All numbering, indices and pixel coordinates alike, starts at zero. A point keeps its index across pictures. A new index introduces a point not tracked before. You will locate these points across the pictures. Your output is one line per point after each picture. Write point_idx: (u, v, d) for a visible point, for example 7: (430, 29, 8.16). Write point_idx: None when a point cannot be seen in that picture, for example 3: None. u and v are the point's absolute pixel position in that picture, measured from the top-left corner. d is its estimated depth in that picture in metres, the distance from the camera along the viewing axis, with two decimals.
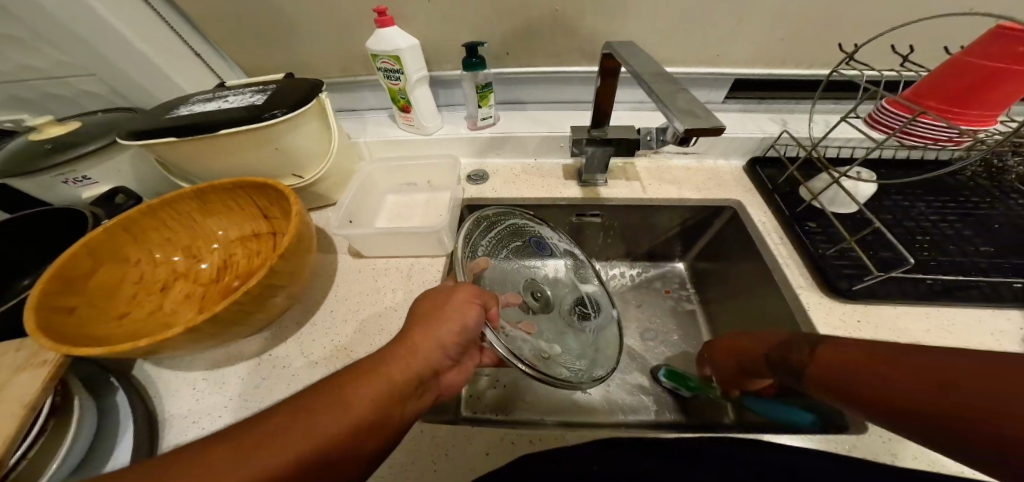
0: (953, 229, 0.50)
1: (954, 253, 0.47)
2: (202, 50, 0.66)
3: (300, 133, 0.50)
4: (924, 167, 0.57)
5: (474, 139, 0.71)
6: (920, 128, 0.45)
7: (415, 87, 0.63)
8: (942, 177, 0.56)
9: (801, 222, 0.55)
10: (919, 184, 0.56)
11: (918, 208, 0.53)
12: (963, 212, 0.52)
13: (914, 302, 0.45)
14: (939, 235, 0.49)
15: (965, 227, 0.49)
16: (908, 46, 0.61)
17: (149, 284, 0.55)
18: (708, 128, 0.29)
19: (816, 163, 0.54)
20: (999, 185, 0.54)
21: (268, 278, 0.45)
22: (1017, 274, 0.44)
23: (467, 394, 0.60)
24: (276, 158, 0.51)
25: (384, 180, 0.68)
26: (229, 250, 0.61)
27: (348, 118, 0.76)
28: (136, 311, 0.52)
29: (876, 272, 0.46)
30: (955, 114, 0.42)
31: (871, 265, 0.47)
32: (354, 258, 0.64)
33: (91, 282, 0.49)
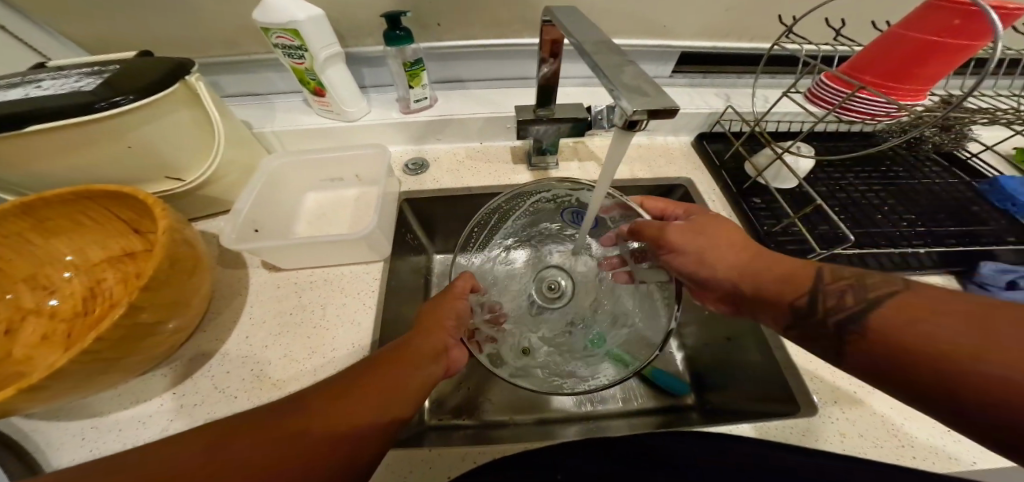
0: (881, 199, 0.50)
1: (882, 223, 0.47)
2: (10, 19, 0.49)
3: (162, 126, 0.39)
4: (855, 139, 0.59)
5: (407, 124, 0.62)
6: (858, 102, 0.44)
7: (326, 68, 0.52)
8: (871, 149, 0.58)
9: (747, 199, 0.53)
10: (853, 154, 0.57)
11: (849, 179, 0.53)
12: (887, 182, 0.52)
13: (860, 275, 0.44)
14: (869, 204, 0.49)
15: (890, 197, 0.50)
16: (839, 20, 0.61)
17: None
18: (658, 107, 0.24)
19: (759, 139, 0.52)
20: (917, 155, 0.57)
21: (146, 315, 0.37)
22: (934, 240, 0.45)
23: (427, 402, 0.55)
24: (132, 158, 0.39)
25: (298, 177, 0.58)
26: (98, 273, 0.50)
27: (249, 103, 0.63)
28: None
29: (820, 250, 0.44)
30: (890, 88, 0.42)
31: (814, 243, 0.44)
32: (270, 272, 0.54)
33: None
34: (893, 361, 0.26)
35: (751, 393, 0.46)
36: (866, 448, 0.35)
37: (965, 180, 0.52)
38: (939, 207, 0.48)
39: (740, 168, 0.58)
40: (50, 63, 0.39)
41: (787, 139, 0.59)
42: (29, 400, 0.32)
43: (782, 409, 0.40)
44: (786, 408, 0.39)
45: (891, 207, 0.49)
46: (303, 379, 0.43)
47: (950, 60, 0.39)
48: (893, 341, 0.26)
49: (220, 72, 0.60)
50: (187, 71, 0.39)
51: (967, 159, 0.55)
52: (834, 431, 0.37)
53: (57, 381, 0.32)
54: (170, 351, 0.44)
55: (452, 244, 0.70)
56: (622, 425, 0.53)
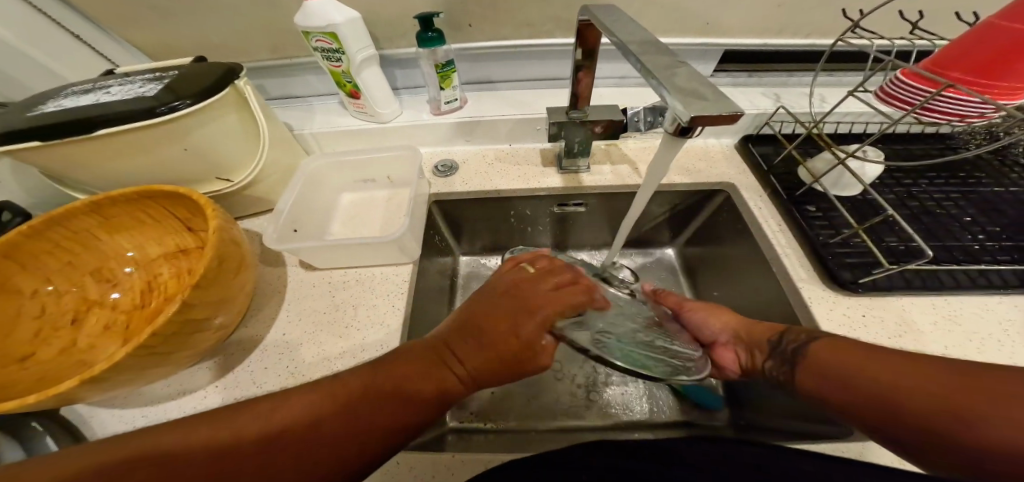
0: (957, 208, 0.45)
1: (960, 235, 0.42)
2: (83, 30, 0.54)
3: (213, 130, 0.41)
4: (925, 141, 0.53)
5: (439, 126, 0.63)
6: (941, 102, 0.40)
7: (361, 69, 0.53)
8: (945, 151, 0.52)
9: (800, 206, 0.49)
10: (924, 158, 0.51)
11: (919, 185, 0.48)
12: (965, 189, 0.47)
13: (929, 292, 0.39)
14: (943, 214, 0.44)
15: (969, 205, 0.45)
16: (909, 11, 0.56)
17: (55, 318, 0.48)
18: (719, 111, 0.22)
19: (818, 141, 0.48)
20: (1001, 159, 0.50)
21: (195, 312, 0.38)
22: (1022, 256, 0.40)
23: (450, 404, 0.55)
24: (186, 161, 0.41)
25: (333, 179, 0.59)
26: (154, 268, 0.54)
27: (290, 106, 0.65)
28: (44, 351, 0.44)
29: (887, 265, 0.40)
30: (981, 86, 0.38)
31: (881, 257, 0.40)
32: (306, 271, 0.56)
33: None
34: (826, 382, 0.30)
35: (795, 418, 0.42)
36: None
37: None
38: None
39: (790, 172, 0.54)
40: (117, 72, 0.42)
41: (848, 141, 0.54)
42: (96, 387, 0.35)
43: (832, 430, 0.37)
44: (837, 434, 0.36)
45: (969, 217, 0.44)
46: (334, 377, 0.44)
47: None
48: (823, 369, 0.30)
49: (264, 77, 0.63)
50: (237, 75, 0.40)
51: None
52: (891, 458, 0.34)
53: (118, 370, 0.34)
54: (216, 343, 0.46)
55: (479, 247, 0.70)
56: (648, 437, 0.51)
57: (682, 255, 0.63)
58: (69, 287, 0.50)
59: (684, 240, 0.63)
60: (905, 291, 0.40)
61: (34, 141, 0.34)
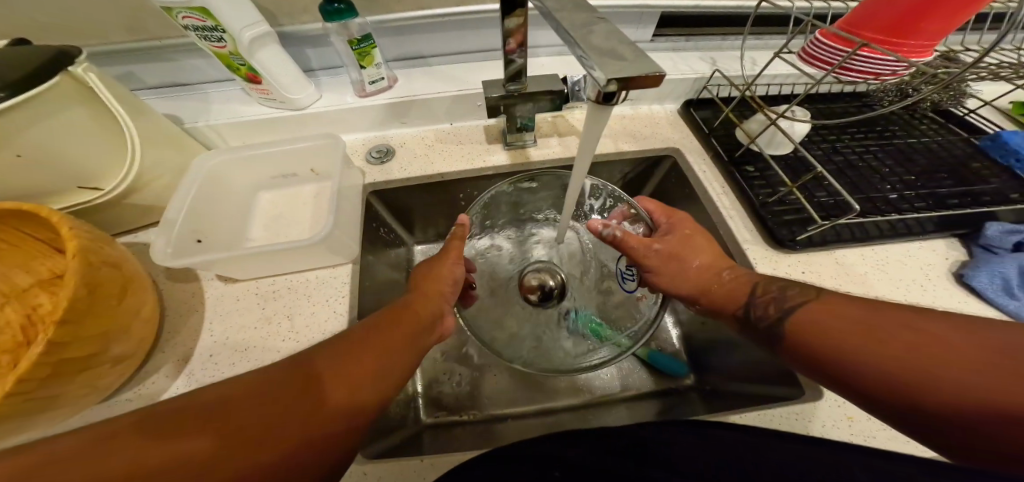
0: (880, 161, 0.47)
1: (886, 185, 0.44)
2: None
3: (55, 128, 0.33)
4: (850, 98, 0.55)
5: (366, 108, 0.56)
6: (859, 61, 0.40)
7: (253, 51, 0.45)
8: (865, 109, 0.54)
9: (739, 167, 0.49)
10: (850, 113, 0.53)
11: (847, 140, 0.50)
12: (885, 141, 0.50)
13: (863, 242, 0.41)
14: (869, 167, 0.46)
15: (889, 157, 0.47)
16: None
17: None
18: (634, 74, 0.19)
19: (750, 102, 0.48)
20: (914, 111, 0.53)
21: (76, 350, 0.32)
22: (936, 203, 0.43)
23: (422, 399, 0.52)
24: (25, 169, 0.33)
25: (246, 175, 0.52)
26: (30, 299, 0.45)
27: (182, 94, 0.55)
28: None
29: (820, 221, 0.41)
30: (893, 44, 0.38)
31: (814, 214, 0.41)
32: (229, 284, 0.49)
33: None
34: (819, 360, 0.30)
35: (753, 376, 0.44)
36: (872, 429, 0.34)
37: (964, 136, 0.50)
38: (941, 166, 0.46)
39: (730, 135, 0.54)
40: None
41: (779, 103, 0.55)
42: None
43: (789, 393, 0.39)
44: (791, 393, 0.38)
45: (890, 168, 0.46)
46: None
47: (962, 11, 0.35)
48: (809, 335, 0.30)
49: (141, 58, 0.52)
50: (71, 58, 0.32)
51: (964, 115, 0.53)
52: (840, 413, 0.36)
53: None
54: (123, 377, 0.39)
55: (430, 235, 0.66)
56: (620, 409, 0.52)
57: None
58: None
59: None
60: (845, 245, 0.41)
61: None
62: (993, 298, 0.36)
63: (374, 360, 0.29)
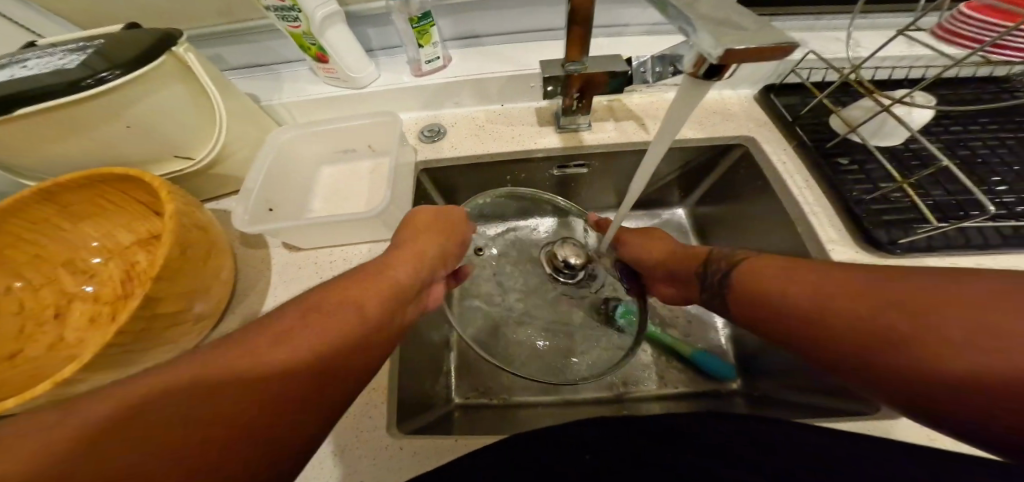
0: (1008, 158, 0.40)
1: (1014, 186, 0.37)
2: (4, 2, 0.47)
3: (157, 103, 0.36)
4: (975, 84, 0.47)
5: (422, 88, 0.57)
6: (1019, 34, 0.34)
7: (324, 30, 0.47)
8: (992, 97, 0.46)
9: (830, 158, 0.44)
10: (972, 101, 0.45)
11: (964, 132, 0.43)
12: (1017, 135, 0.42)
13: (975, 251, 0.35)
14: (992, 165, 0.39)
15: (1021, 154, 0.40)
16: None
17: (37, 315, 0.46)
18: (758, 44, 0.17)
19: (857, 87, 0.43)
20: None
21: (162, 305, 0.36)
22: None
23: (455, 378, 0.54)
24: (133, 139, 0.37)
25: (310, 150, 0.54)
26: (130, 256, 0.51)
27: (256, 72, 0.59)
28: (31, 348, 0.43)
29: (936, 223, 0.35)
30: None
31: (928, 214, 0.36)
32: (291, 252, 0.53)
33: None
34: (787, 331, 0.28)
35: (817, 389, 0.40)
36: None
37: None
38: None
39: (821, 122, 0.48)
40: (39, 43, 0.37)
41: (891, 88, 0.47)
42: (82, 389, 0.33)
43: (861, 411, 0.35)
44: (863, 410, 0.34)
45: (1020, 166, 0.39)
46: None
47: None
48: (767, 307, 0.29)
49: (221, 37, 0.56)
50: (174, 41, 0.35)
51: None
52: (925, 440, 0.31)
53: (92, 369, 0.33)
54: (205, 329, 0.44)
55: None
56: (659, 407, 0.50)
57: (693, 215, 0.59)
58: (46, 281, 0.48)
59: (695, 198, 0.58)
60: (949, 253, 0.36)
61: None
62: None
63: (362, 298, 0.28)
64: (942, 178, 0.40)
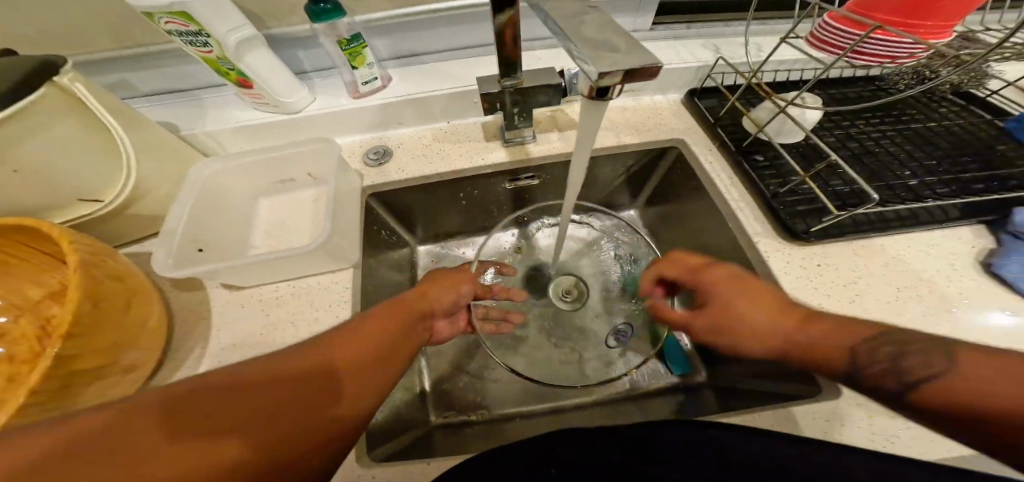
0: (898, 147, 0.45)
1: (903, 172, 0.42)
2: None
3: (46, 137, 0.33)
4: (865, 83, 0.53)
5: (362, 111, 0.56)
6: (871, 44, 0.38)
7: (241, 54, 0.45)
8: (875, 95, 0.52)
9: (748, 157, 0.47)
10: (862, 98, 0.51)
11: (860, 126, 0.48)
12: (901, 126, 0.47)
13: (874, 235, 0.40)
14: (886, 154, 0.44)
15: (907, 143, 0.45)
16: None
17: None
18: (632, 67, 0.18)
19: (757, 90, 0.46)
20: (932, 94, 0.51)
21: (82, 363, 0.32)
22: (960, 189, 0.40)
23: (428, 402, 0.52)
24: (25, 186, 0.34)
25: (243, 182, 0.51)
26: (42, 312, 0.45)
27: (180, 102, 0.55)
28: None
29: (837, 211, 0.39)
30: (907, 27, 0.36)
31: (829, 204, 0.39)
32: (231, 291, 0.49)
33: None
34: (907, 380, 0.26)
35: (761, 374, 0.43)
36: (897, 430, 0.32)
37: (986, 119, 0.47)
38: (961, 149, 0.44)
39: (737, 124, 0.52)
40: None
41: (790, 89, 0.53)
42: None
43: (804, 392, 0.37)
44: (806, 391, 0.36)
45: (908, 153, 0.44)
46: None
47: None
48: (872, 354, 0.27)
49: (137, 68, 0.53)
50: (55, 68, 0.32)
51: (986, 97, 0.50)
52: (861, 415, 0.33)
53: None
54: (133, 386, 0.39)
55: (433, 235, 0.65)
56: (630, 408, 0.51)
57: (643, 216, 0.61)
58: None
59: (644, 200, 0.61)
60: (857, 236, 0.40)
61: None
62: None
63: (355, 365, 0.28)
64: (836, 168, 0.44)
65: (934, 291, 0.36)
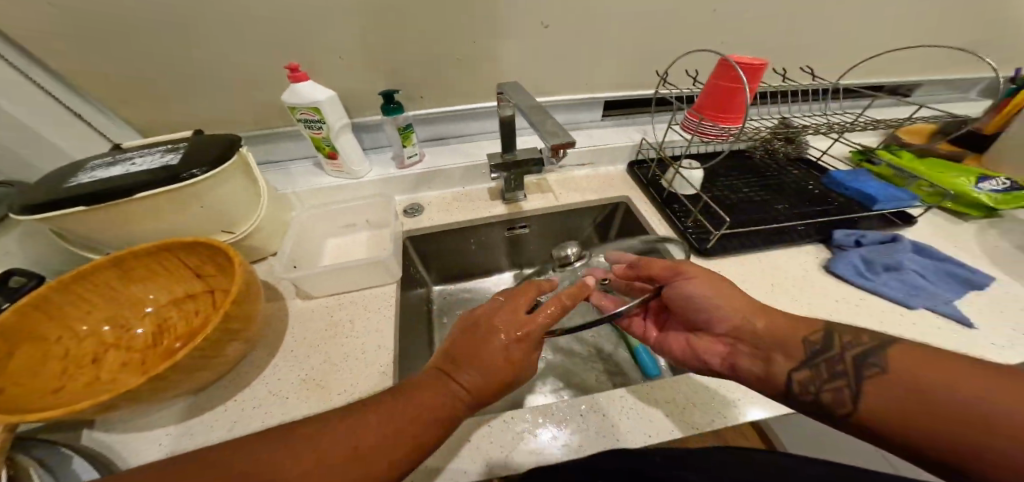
0: (760, 197, 0.69)
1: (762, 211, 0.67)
2: (86, 111, 0.67)
3: (220, 190, 0.59)
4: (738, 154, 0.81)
5: (404, 177, 0.79)
6: (708, 129, 0.62)
7: (338, 134, 0.72)
8: (744, 162, 0.79)
9: (669, 206, 0.70)
10: (738, 166, 0.78)
11: (737, 184, 0.73)
12: (761, 180, 0.73)
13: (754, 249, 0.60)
14: (754, 202, 0.68)
15: (768, 194, 0.69)
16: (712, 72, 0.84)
17: (77, 359, 0.51)
18: (562, 142, 0.41)
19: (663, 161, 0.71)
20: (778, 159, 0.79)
21: (231, 323, 0.47)
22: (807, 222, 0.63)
23: None
24: (203, 216, 0.59)
25: (320, 226, 0.72)
26: (164, 313, 0.59)
27: (278, 172, 0.81)
28: (70, 385, 0.48)
29: (715, 233, 0.59)
30: (724, 117, 0.60)
31: (711, 228, 0.60)
32: (304, 301, 0.63)
33: (11, 362, 0.45)
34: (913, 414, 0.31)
35: None
36: None
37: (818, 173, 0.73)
38: (805, 195, 0.68)
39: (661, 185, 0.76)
40: (124, 150, 0.64)
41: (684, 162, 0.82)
42: (155, 389, 0.41)
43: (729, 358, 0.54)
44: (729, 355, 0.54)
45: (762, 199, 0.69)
46: (345, 377, 0.51)
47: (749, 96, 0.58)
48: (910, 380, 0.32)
49: (255, 144, 0.79)
50: (240, 145, 0.62)
51: (817, 158, 0.77)
52: None
53: (166, 373, 0.41)
54: (229, 365, 0.50)
55: (449, 273, 0.87)
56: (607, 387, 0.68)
57: None
58: (91, 330, 0.54)
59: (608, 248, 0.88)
60: (733, 251, 0.60)
61: (79, 205, 0.50)
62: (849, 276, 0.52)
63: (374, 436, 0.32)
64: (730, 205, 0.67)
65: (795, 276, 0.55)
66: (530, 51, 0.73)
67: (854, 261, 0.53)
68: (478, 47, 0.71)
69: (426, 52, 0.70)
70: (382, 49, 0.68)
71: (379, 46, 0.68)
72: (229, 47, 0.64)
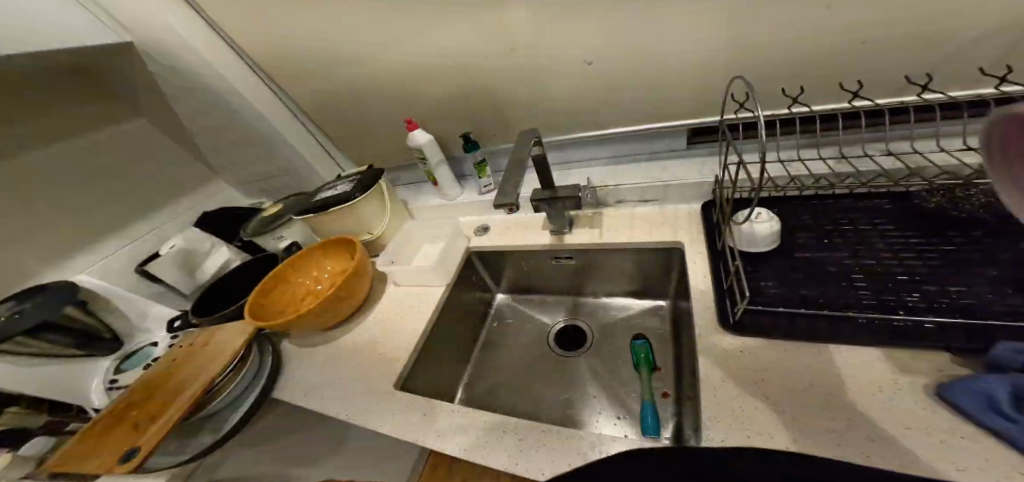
0: (867, 269, 0.51)
1: (856, 295, 0.49)
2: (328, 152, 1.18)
3: (366, 207, 0.93)
4: (872, 202, 0.60)
5: (482, 202, 0.97)
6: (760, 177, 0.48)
7: (437, 168, 0.95)
8: (878, 222, 0.57)
9: (718, 261, 0.61)
10: (864, 220, 0.58)
11: (840, 246, 0.55)
12: (888, 248, 0.52)
13: (798, 338, 0.48)
14: (848, 277, 0.51)
15: (879, 268, 0.50)
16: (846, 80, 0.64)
17: (297, 295, 0.96)
18: (503, 202, 0.49)
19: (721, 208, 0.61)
20: (949, 215, 0.53)
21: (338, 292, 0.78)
22: (924, 325, 0.43)
23: (472, 383, 0.86)
24: (358, 224, 0.95)
25: (421, 235, 1.00)
26: (334, 277, 0.98)
27: (412, 191, 1.16)
28: (290, 308, 0.92)
29: (739, 304, 0.51)
30: None
31: (739, 298, 0.51)
32: (397, 287, 0.93)
33: (274, 291, 0.93)
34: None
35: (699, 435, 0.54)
36: None
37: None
38: (949, 280, 0.46)
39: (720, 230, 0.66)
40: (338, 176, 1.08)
41: (773, 204, 0.66)
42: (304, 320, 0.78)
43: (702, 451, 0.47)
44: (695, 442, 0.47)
45: (870, 276, 0.50)
46: (396, 345, 0.76)
47: None
48: None
49: (400, 171, 1.16)
50: (380, 175, 0.94)
51: None
52: None
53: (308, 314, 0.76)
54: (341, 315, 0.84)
55: (509, 287, 1.01)
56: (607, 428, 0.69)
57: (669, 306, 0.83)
58: (307, 281, 0.98)
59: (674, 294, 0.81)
60: (764, 330, 0.49)
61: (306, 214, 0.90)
62: (967, 408, 0.36)
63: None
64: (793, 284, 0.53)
65: (845, 392, 0.41)
66: (587, 86, 0.75)
67: (990, 392, 0.35)
68: (537, 88, 0.78)
69: (497, 100, 0.83)
70: (477, 107, 0.86)
71: (463, 101, 0.85)
72: (380, 115, 0.95)
